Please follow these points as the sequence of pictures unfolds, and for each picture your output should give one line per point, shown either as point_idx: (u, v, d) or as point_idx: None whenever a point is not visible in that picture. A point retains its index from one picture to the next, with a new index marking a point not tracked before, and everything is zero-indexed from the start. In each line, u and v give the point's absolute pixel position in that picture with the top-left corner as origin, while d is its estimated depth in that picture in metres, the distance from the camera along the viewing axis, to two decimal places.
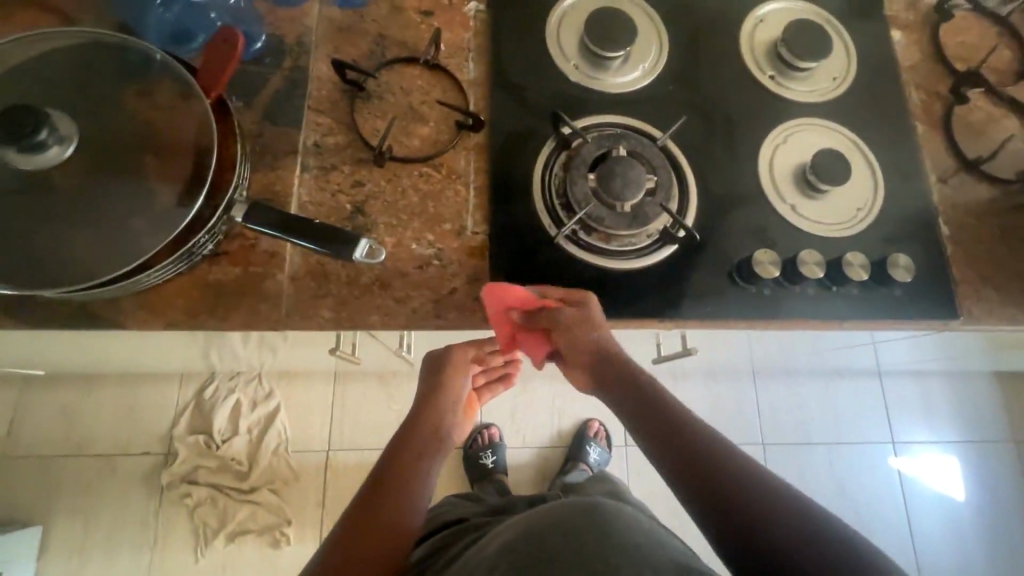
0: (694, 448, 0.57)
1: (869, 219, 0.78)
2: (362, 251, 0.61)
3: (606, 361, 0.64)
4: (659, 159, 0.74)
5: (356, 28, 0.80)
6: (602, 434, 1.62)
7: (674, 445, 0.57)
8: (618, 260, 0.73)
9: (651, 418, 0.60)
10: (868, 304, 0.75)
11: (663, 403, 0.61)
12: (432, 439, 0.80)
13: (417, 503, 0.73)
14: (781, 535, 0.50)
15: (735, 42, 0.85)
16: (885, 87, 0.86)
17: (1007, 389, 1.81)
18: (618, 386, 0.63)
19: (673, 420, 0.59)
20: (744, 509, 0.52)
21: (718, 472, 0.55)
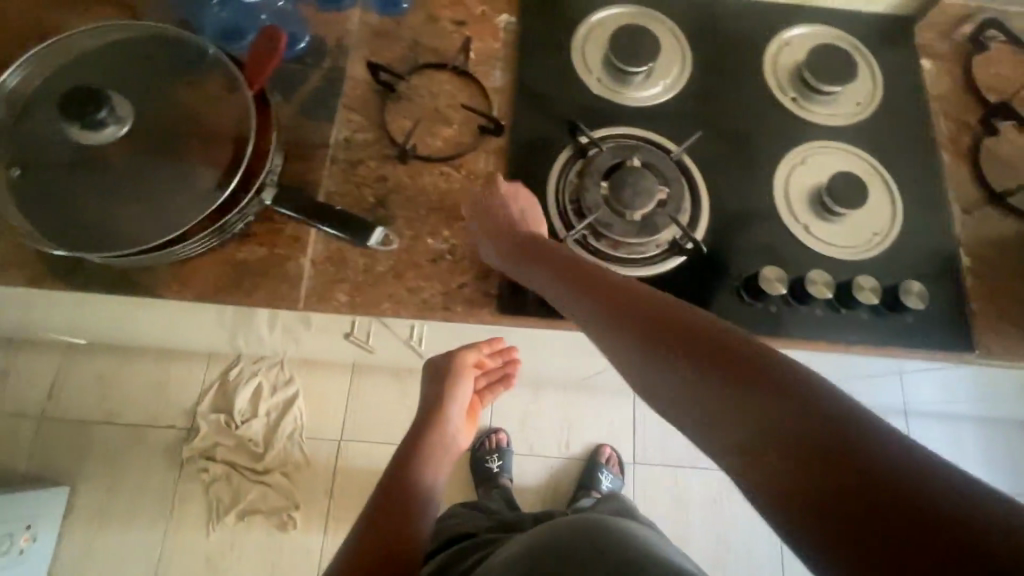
0: (693, 346, 0.47)
1: (885, 245, 0.78)
2: (376, 239, 0.69)
3: (582, 274, 0.59)
4: (673, 171, 0.76)
5: (393, 34, 0.85)
6: (614, 461, 1.61)
7: (670, 350, 0.48)
8: (625, 267, 0.74)
9: (640, 324, 0.51)
10: (879, 329, 0.74)
11: (647, 302, 0.53)
12: (434, 449, 0.93)
13: (423, 508, 0.85)
14: (783, 411, 0.41)
15: (759, 63, 0.86)
16: (911, 115, 0.85)
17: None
18: (598, 296, 0.56)
19: (663, 321, 0.50)
20: (770, 403, 0.42)
21: (726, 366, 0.45)
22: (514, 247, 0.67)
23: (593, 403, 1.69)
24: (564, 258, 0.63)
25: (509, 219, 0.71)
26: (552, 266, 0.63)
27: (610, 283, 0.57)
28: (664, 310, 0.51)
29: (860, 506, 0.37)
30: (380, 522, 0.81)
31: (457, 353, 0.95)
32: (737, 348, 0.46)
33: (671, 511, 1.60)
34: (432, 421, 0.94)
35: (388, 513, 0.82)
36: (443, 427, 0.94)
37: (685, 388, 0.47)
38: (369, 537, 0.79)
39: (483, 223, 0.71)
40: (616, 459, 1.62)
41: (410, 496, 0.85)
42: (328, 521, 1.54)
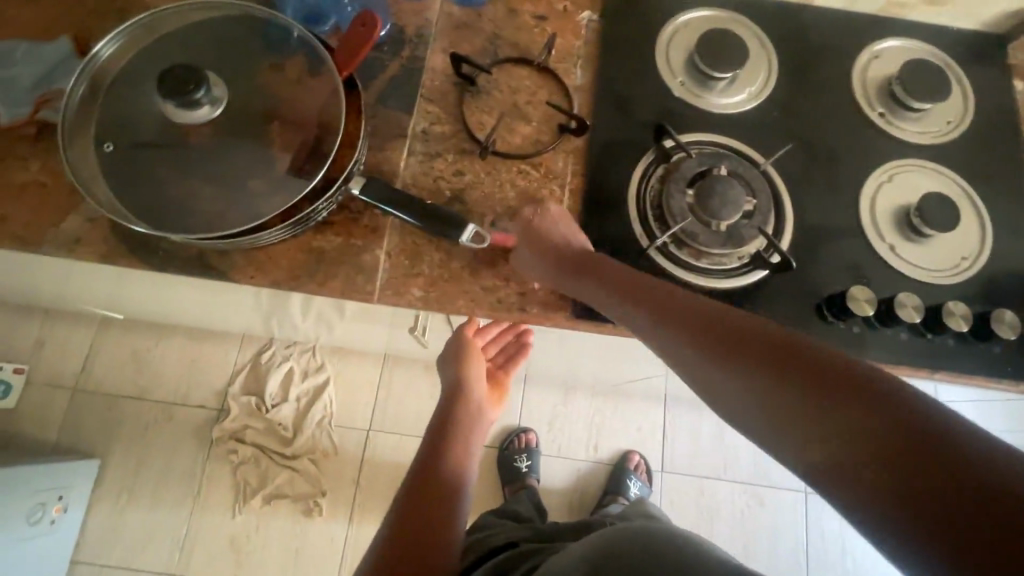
0: (751, 352, 0.48)
1: (973, 270, 0.75)
2: (468, 236, 0.66)
3: (632, 286, 0.59)
4: (760, 183, 0.74)
5: (473, 25, 0.83)
6: (642, 468, 1.59)
7: (725, 357, 0.49)
8: (706, 278, 0.72)
9: (693, 334, 0.51)
10: (963, 357, 0.72)
11: (700, 311, 0.53)
12: (461, 435, 0.90)
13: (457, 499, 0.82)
14: (825, 389, 0.43)
15: (845, 75, 0.84)
16: (1001, 137, 0.82)
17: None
18: (649, 304, 0.56)
19: (719, 329, 0.50)
20: (837, 405, 0.42)
21: (786, 374, 0.45)
22: (560, 261, 0.67)
23: (624, 407, 1.67)
24: (610, 268, 0.63)
25: (553, 230, 0.70)
26: (598, 278, 0.63)
27: (662, 289, 0.57)
28: (719, 319, 0.51)
29: (948, 497, 0.36)
30: (419, 513, 0.77)
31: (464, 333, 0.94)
32: (798, 353, 0.46)
33: (698, 522, 1.59)
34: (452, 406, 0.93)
35: (425, 503, 0.79)
36: (464, 411, 0.93)
37: (746, 393, 0.47)
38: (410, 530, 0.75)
39: (531, 246, 0.69)
40: (644, 467, 1.60)
41: (446, 483, 0.83)
42: (353, 509, 1.53)
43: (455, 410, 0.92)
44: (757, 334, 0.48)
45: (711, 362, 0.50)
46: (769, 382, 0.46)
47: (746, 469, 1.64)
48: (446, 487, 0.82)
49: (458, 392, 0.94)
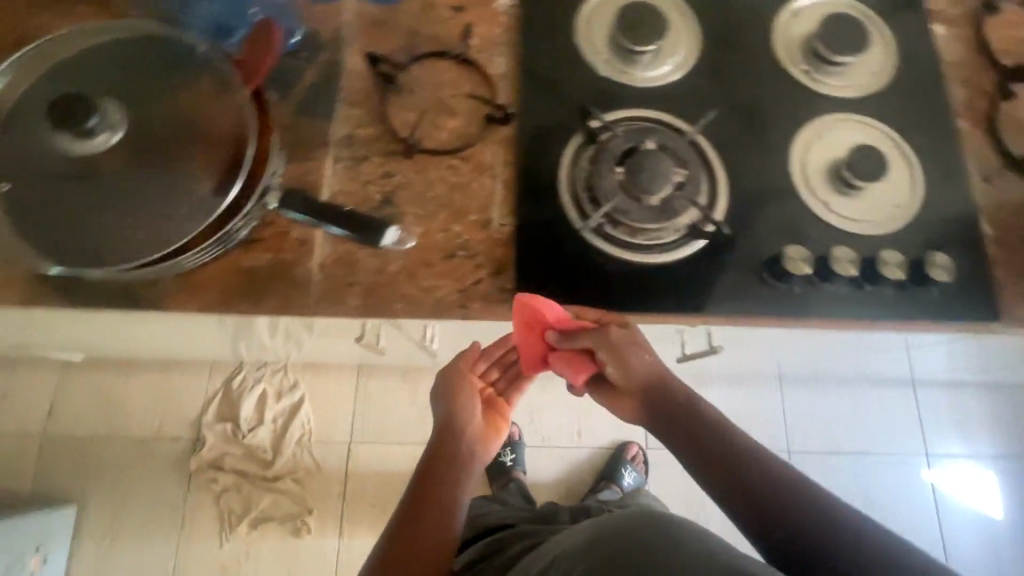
0: (768, 500, 0.58)
1: (908, 217, 0.76)
2: (388, 238, 0.63)
3: (681, 420, 0.64)
4: (689, 153, 0.74)
5: (389, 22, 0.81)
6: (639, 459, 1.59)
7: (749, 501, 0.59)
8: (645, 254, 0.72)
9: (726, 472, 0.60)
10: (905, 305, 0.73)
11: (737, 454, 0.61)
12: (457, 450, 0.78)
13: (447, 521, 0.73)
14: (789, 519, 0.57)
15: (768, 37, 0.84)
16: (925, 82, 0.83)
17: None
18: (694, 436, 0.63)
19: (746, 470, 0.60)
20: (806, 550, 0.55)
21: (799, 526, 0.56)
22: (626, 376, 0.67)
23: None
24: (671, 391, 0.66)
25: (627, 348, 0.67)
26: (659, 401, 0.66)
27: (709, 419, 0.64)
28: (751, 463, 0.60)
29: None
30: (410, 539, 0.71)
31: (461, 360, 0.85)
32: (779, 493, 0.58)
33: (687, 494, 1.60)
34: (448, 424, 0.80)
35: (418, 526, 0.71)
36: (463, 426, 0.80)
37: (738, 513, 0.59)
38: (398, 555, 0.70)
39: (611, 356, 0.67)
40: (642, 458, 1.60)
41: (437, 506, 0.73)
42: (342, 524, 1.52)
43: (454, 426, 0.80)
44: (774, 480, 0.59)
45: (735, 504, 0.59)
46: (761, 522, 0.57)
47: None
48: (439, 507, 0.73)
49: (457, 413, 0.81)
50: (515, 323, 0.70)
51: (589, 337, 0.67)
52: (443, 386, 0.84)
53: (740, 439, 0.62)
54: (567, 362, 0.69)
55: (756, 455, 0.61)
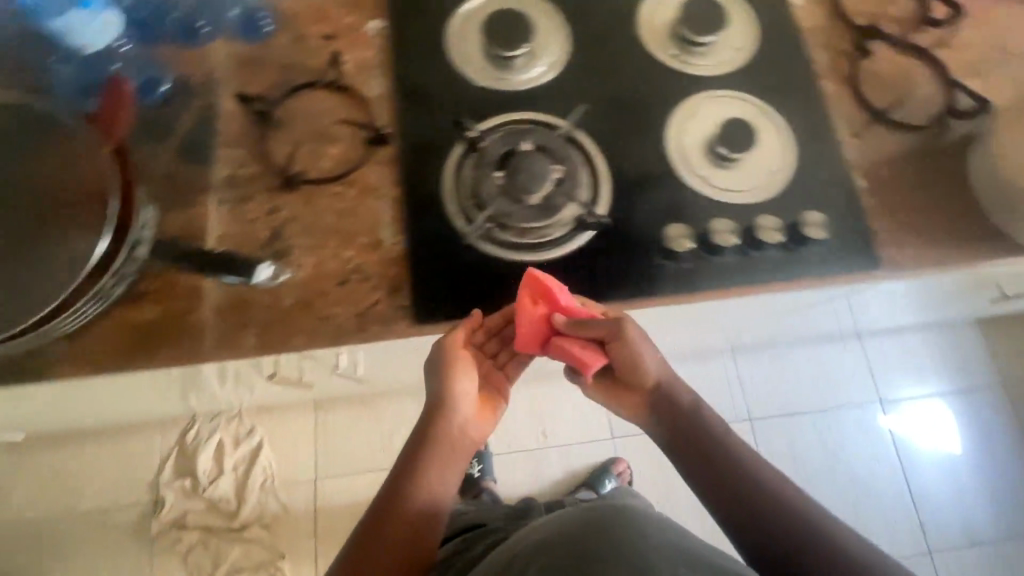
0: (739, 495, 0.67)
1: (784, 182, 0.78)
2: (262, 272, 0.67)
3: (679, 425, 0.71)
4: (564, 149, 0.76)
5: (261, 59, 0.81)
6: (626, 475, 1.57)
7: (724, 494, 0.67)
8: (536, 253, 0.74)
9: (710, 469, 0.69)
10: (791, 266, 0.75)
11: (730, 462, 0.68)
12: (443, 447, 0.69)
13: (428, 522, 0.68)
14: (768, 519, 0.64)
15: (635, 27, 0.86)
16: (789, 51, 0.86)
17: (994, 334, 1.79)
18: (687, 436, 0.71)
19: (729, 468, 0.68)
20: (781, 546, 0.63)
21: (777, 525, 0.64)
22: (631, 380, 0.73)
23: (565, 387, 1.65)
24: (674, 397, 0.72)
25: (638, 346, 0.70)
26: (661, 406, 0.73)
27: (703, 423, 0.71)
28: (736, 464, 0.68)
29: None
30: (388, 542, 0.66)
31: (456, 336, 0.69)
32: (761, 497, 0.66)
33: (656, 484, 1.59)
34: (437, 415, 0.69)
35: (396, 529, 0.66)
36: (452, 418, 0.69)
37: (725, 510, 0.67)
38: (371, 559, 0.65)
39: (621, 359, 0.70)
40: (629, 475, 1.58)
41: (417, 506, 0.68)
42: (317, 563, 1.49)
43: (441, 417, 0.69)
44: (750, 479, 0.67)
45: (713, 495, 0.68)
46: (743, 520, 0.65)
47: None
48: (419, 507, 0.68)
49: (443, 402, 0.70)
50: (522, 298, 0.69)
51: (598, 328, 0.68)
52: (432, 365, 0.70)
53: (729, 441, 0.70)
54: (577, 348, 0.69)
55: (740, 457, 0.69)
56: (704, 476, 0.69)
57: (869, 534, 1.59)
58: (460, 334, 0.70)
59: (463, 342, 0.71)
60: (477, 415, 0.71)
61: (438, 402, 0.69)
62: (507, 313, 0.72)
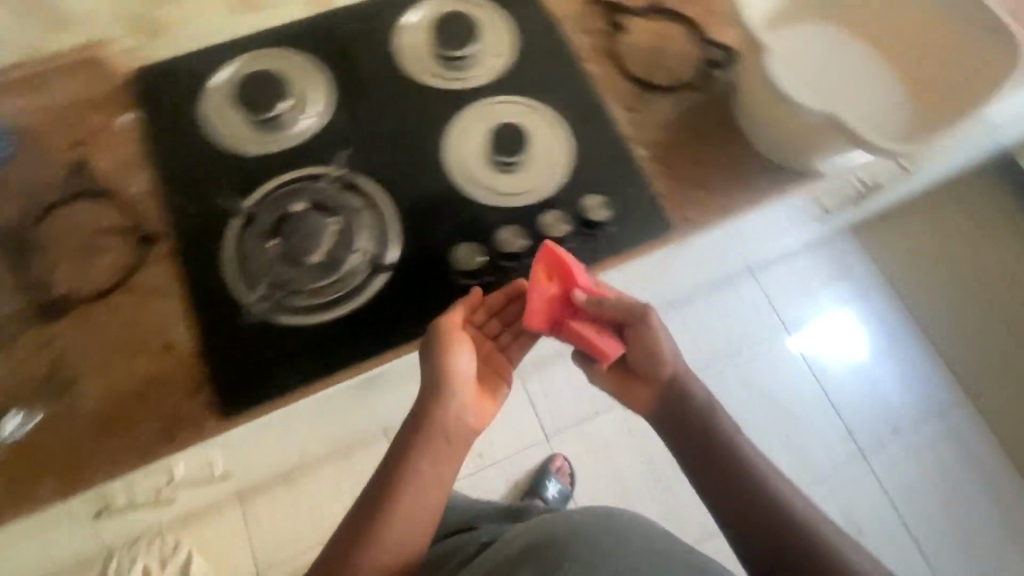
0: (739, 498, 0.66)
1: (566, 172, 0.80)
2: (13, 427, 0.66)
3: (689, 420, 0.70)
4: (339, 200, 0.75)
5: (4, 187, 0.76)
6: (566, 469, 1.58)
7: (725, 495, 0.67)
8: (331, 310, 0.71)
9: (718, 468, 0.68)
10: (589, 252, 0.76)
11: (733, 459, 0.68)
12: (438, 435, 0.67)
13: (421, 509, 0.67)
14: (760, 514, 0.65)
15: (394, 57, 0.86)
16: (548, 44, 0.88)
17: (875, 233, 1.87)
18: (696, 434, 0.70)
19: (738, 470, 0.67)
20: (771, 541, 0.64)
21: (772, 521, 0.64)
22: (639, 366, 0.72)
23: None
24: (689, 393, 0.71)
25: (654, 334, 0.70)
26: (673, 402, 0.71)
27: (716, 420, 0.70)
28: (745, 466, 0.67)
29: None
30: (378, 534, 0.64)
31: (454, 313, 0.68)
32: (756, 495, 0.66)
33: (599, 469, 1.61)
34: (435, 397, 0.68)
35: (387, 520, 0.65)
36: (449, 403, 0.68)
37: (721, 504, 0.67)
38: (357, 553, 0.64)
39: (637, 345, 0.71)
40: (568, 468, 1.59)
41: (413, 493, 0.66)
42: None
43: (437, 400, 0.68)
44: (753, 482, 0.66)
45: (715, 495, 0.67)
46: (735, 513, 0.66)
47: None
48: (412, 493, 0.66)
49: (443, 383, 0.68)
50: (537, 274, 0.71)
51: (613, 309, 0.70)
52: (429, 344, 0.68)
53: (740, 441, 0.69)
54: (591, 330, 0.70)
55: (748, 460, 0.68)
56: (701, 468, 0.69)
57: (804, 452, 1.66)
58: (458, 312, 0.69)
59: (461, 321, 0.70)
60: (475, 401, 0.70)
61: (436, 383, 0.68)
62: (511, 289, 0.72)
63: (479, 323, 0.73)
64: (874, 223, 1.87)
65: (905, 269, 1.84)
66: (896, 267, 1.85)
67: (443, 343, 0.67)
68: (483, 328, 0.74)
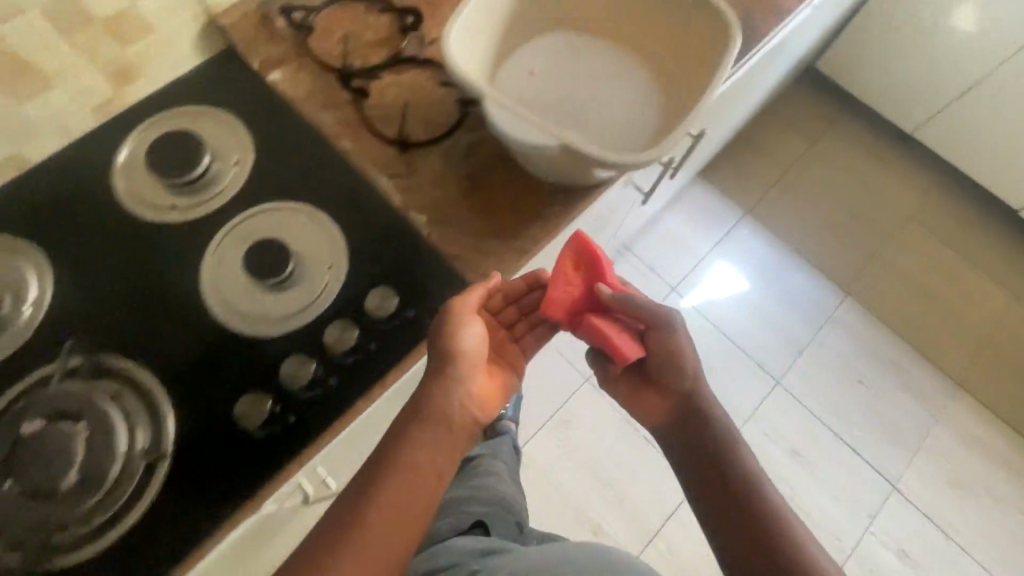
0: (743, 532, 0.66)
1: (343, 268, 0.73)
2: None
3: (696, 422, 0.73)
4: (80, 396, 0.63)
5: None
6: None
7: (727, 526, 0.67)
8: (108, 530, 0.60)
9: (725, 494, 0.68)
10: (392, 346, 0.70)
11: (732, 463, 0.70)
12: (436, 422, 0.65)
13: (407, 502, 0.61)
14: (749, 513, 0.66)
15: (118, 201, 0.75)
16: (292, 135, 0.81)
17: (723, 176, 1.96)
18: (709, 455, 0.71)
19: (749, 500, 0.67)
20: (753, 536, 0.65)
21: (757, 521, 0.66)
22: (654, 366, 0.75)
23: None
24: (709, 410, 0.74)
25: (677, 343, 0.73)
26: (690, 414, 0.74)
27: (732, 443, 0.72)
28: (757, 503, 0.67)
29: None
30: (366, 520, 0.59)
31: (467, 295, 0.68)
32: (745, 496, 0.68)
33: (548, 498, 1.55)
34: (441, 376, 0.66)
35: (378, 507, 0.60)
36: (452, 390, 0.67)
37: (708, 500, 0.69)
38: (342, 540, 0.58)
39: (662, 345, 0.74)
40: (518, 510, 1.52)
41: (400, 480, 0.62)
42: None
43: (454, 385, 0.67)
44: (762, 520, 0.66)
45: (721, 523, 0.67)
46: (720, 510, 0.68)
47: (536, 413, 1.63)
48: (396, 481, 0.61)
49: (448, 359, 0.66)
50: (566, 261, 0.76)
51: (639, 305, 0.73)
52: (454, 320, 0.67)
53: (754, 473, 0.70)
54: (608, 327, 0.72)
55: (762, 495, 0.68)
56: (693, 465, 0.72)
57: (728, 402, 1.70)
58: (476, 294, 0.69)
59: (477, 304, 0.70)
60: (481, 391, 0.70)
61: (443, 362, 0.66)
62: (529, 280, 0.77)
63: (495, 305, 0.77)
64: (719, 165, 1.96)
65: (759, 201, 1.93)
66: (752, 201, 1.93)
67: (456, 317, 0.67)
68: (499, 315, 0.78)
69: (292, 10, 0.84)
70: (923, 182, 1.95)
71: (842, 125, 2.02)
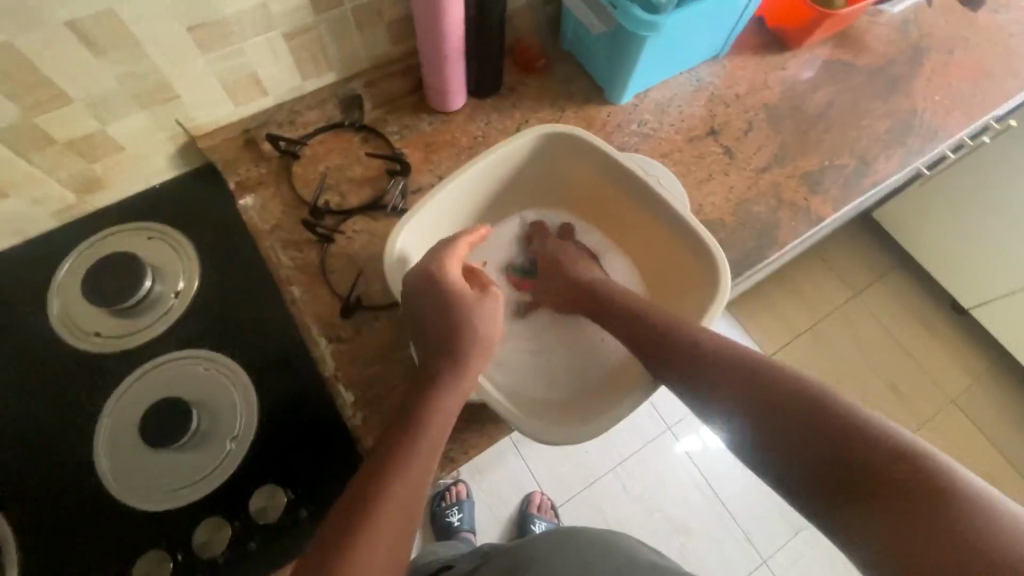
0: (809, 459, 0.45)
1: (244, 444, 0.68)
2: None
3: (728, 360, 0.53)
4: None
5: None
6: None
7: (789, 460, 0.47)
8: None
9: (789, 438, 0.47)
10: (274, 550, 0.65)
11: (790, 385, 0.49)
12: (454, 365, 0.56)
13: (414, 480, 0.48)
14: (829, 432, 0.45)
15: (46, 316, 0.73)
16: (240, 269, 0.77)
17: (761, 302, 1.71)
18: (720, 396, 0.52)
19: (816, 423, 0.46)
20: (845, 462, 0.43)
21: (836, 438, 0.44)
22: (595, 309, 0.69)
23: None
24: (690, 340, 0.56)
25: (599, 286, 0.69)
26: (655, 343, 0.59)
27: (738, 369, 0.52)
28: (822, 422, 0.46)
29: (900, 508, 0.39)
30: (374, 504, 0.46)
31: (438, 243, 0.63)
32: (815, 413, 0.46)
33: None
34: (449, 315, 0.57)
35: (390, 486, 0.46)
36: (471, 328, 0.57)
37: (780, 448, 0.47)
38: (337, 532, 0.44)
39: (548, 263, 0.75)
40: None
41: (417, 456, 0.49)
42: None
43: (462, 337, 0.57)
44: (821, 417, 0.46)
45: (807, 482, 0.45)
46: (797, 453, 0.46)
47: None
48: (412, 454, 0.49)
49: (432, 296, 0.58)
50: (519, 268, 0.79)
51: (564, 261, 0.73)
52: (429, 269, 0.60)
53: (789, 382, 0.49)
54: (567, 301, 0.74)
55: (808, 395, 0.48)
56: (743, 418, 0.50)
57: None
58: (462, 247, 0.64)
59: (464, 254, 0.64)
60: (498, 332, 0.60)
61: (441, 303, 0.58)
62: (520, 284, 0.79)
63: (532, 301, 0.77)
64: (760, 289, 1.73)
65: (795, 338, 1.68)
66: (788, 336, 1.68)
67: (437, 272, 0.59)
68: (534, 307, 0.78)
69: (278, 138, 0.79)
70: (991, 358, 1.69)
71: (913, 274, 1.76)
